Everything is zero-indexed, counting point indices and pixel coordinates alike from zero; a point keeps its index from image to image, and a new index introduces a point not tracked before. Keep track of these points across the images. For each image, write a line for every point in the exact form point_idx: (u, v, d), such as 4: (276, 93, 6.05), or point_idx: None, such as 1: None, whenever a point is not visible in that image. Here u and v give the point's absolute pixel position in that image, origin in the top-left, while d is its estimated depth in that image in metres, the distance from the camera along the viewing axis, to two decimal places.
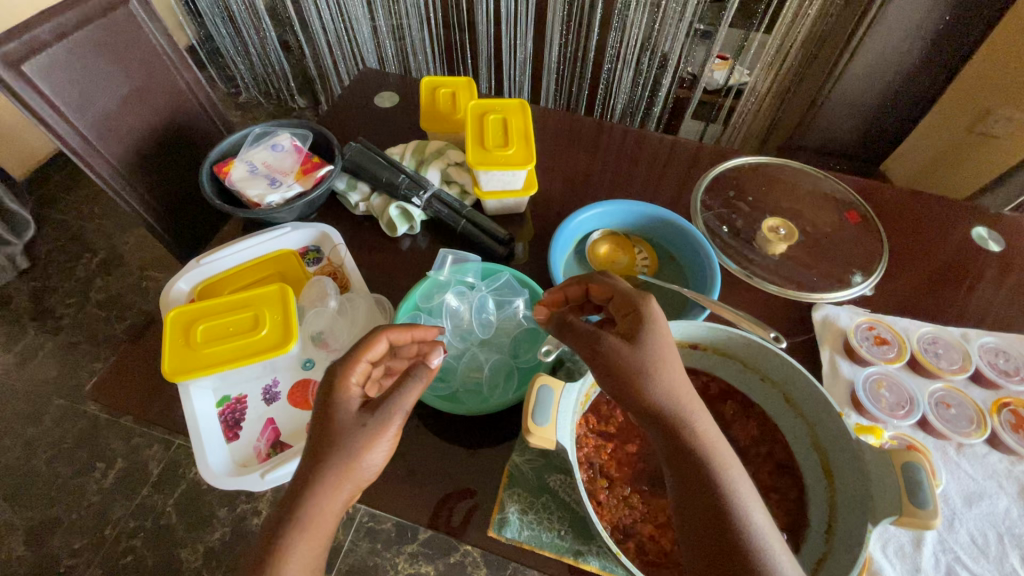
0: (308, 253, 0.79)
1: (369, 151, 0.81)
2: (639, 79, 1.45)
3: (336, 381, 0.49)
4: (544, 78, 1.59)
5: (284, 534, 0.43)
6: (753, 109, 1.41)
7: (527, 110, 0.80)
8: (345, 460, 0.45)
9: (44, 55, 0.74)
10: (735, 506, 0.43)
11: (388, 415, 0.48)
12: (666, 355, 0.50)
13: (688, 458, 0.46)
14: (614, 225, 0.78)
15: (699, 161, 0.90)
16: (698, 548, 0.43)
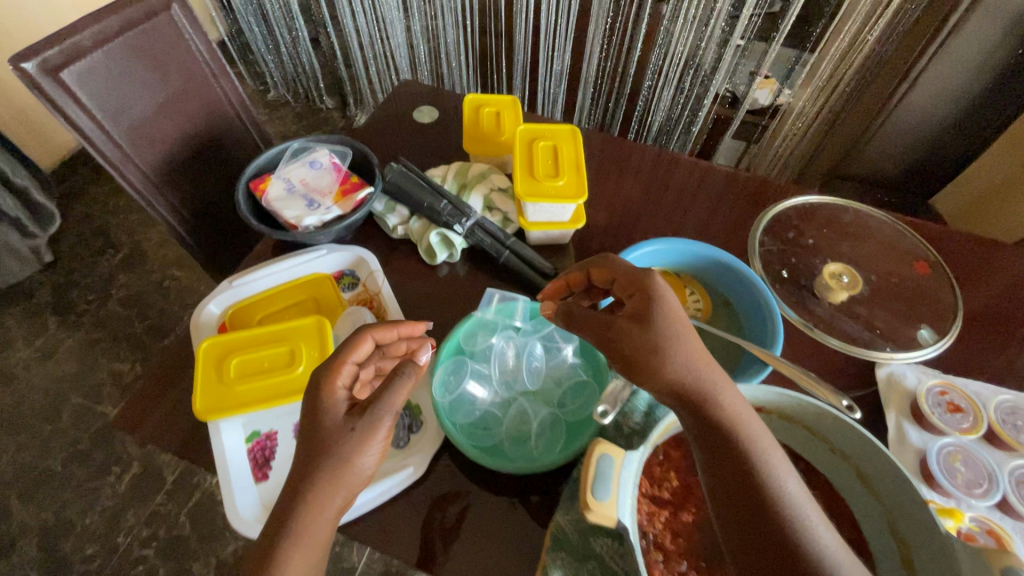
0: (343, 277, 0.76)
1: (409, 173, 0.78)
2: (679, 98, 1.40)
3: (324, 382, 0.51)
4: (581, 91, 1.55)
5: (287, 532, 0.46)
6: (799, 134, 1.37)
7: (578, 137, 0.78)
8: (337, 462, 0.47)
9: (82, 63, 0.71)
10: (765, 477, 0.44)
11: (373, 417, 0.49)
12: (680, 330, 0.51)
13: (716, 431, 0.46)
14: (666, 264, 0.74)
15: (755, 196, 0.85)
16: (732, 520, 0.43)
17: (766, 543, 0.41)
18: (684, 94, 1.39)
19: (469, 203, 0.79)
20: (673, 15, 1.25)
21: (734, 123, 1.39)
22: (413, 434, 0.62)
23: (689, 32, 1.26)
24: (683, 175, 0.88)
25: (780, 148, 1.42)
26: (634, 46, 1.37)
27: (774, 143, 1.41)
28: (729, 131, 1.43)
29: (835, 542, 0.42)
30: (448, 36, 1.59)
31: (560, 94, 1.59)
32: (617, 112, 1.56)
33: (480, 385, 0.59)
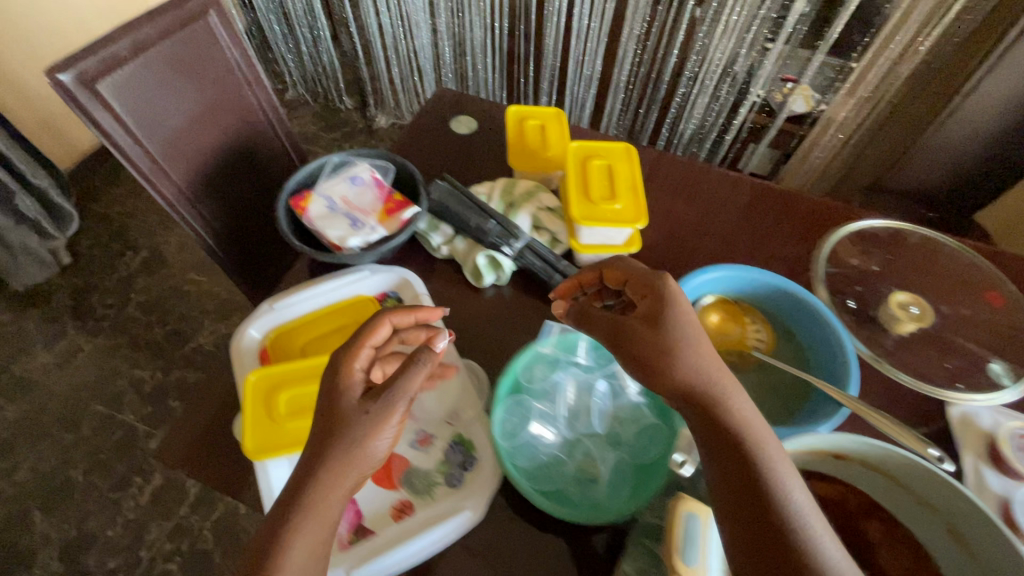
0: (387, 299, 0.72)
1: (457, 191, 0.74)
2: (714, 105, 1.37)
3: (342, 363, 0.51)
4: (610, 97, 1.51)
5: (293, 514, 0.44)
6: (835, 146, 1.35)
7: (633, 156, 0.73)
8: (349, 443, 0.46)
9: (119, 74, 0.68)
10: (771, 481, 0.42)
11: (387, 399, 0.48)
12: (692, 333, 0.50)
13: (722, 434, 0.45)
14: (726, 291, 0.71)
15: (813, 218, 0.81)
16: (737, 524, 0.42)
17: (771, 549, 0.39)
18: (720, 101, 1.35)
19: (517, 222, 0.76)
20: (712, 21, 1.22)
21: (771, 131, 1.35)
22: (468, 471, 0.59)
23: (728, 39, 1.23)
24: (735, 194, 0.84)
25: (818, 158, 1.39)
26: (669, 53, 1.34)
27: (814, 152, 1.38)
28: (765, 139, 1.39)
29: (841, 555, 0.40)
30: (475, 39, 1.56)
31: (589, 100, 1.55)
32: (648, 119, 1.51)
33: (545, 425, 0.56)
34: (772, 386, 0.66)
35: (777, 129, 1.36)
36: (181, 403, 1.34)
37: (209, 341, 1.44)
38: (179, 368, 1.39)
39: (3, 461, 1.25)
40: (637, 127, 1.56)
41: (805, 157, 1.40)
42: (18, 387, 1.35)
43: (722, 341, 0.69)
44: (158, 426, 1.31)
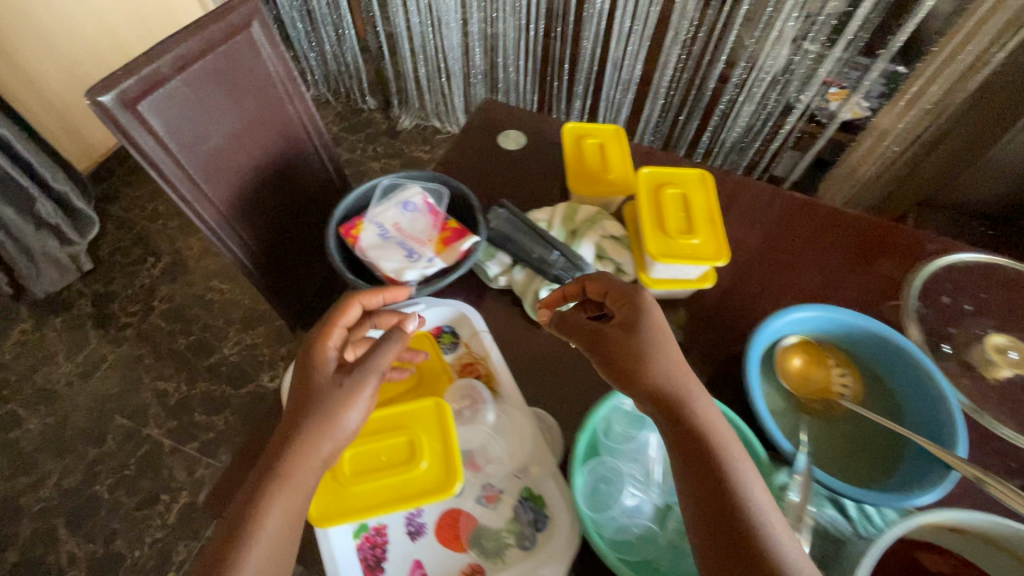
0: (443, 334, 0.68)
1: (519, 218, 0.70)
2: (761, 113, 1.31)
3: (315, 344, 0.54)
4: (649, 103, 1.45)
5: (269, 481, 0.46)
6: (891, 158, 1.29)
7: (709, 183, 0.68)
8: (325, 415, 0.49)
9: (160, 92, 0.64)
10: (739, 488, 0.44)
11: (362, 373, 0.51)
12: (665, 340, 0.51)
13: (694, 442, 0.46)
14: (808, 331, 0.66)
15: (898, 246, 0.75)
16: (709, 531, 0.43)
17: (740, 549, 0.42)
18: (768, 108, 1.29)
19: (580, 251, 0.71)
20: (767, 27, 1.15)
21: (820, 141, 1.30)
22: (540, 532, 0.54)
23: (783, 46, 1.16)
24: (810, 218, 0.77)
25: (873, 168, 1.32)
26: (715, 61, 1.27)
27: (866, 162, 1.32)
28: (812, 150, 1.35)
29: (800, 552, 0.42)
30: (508, 40, 1.50)
31: (625, 105, 1.48)
32: (688, 126, 1.45)
33: (631, 489, 0.51)
34: (859, 437, 0.62)
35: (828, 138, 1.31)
36: (206, 417, 1.31)
37: (234, 352, 1.40)
38: (204, 380, 1.36)
39: (27, 476, 1.23)
40: (676, 134, 1.50)
41: (854, 166, 1.35)
42: (41, 399, 1.32)
43: (805, 388, 0.64)
44: (184, 440, 1.28)
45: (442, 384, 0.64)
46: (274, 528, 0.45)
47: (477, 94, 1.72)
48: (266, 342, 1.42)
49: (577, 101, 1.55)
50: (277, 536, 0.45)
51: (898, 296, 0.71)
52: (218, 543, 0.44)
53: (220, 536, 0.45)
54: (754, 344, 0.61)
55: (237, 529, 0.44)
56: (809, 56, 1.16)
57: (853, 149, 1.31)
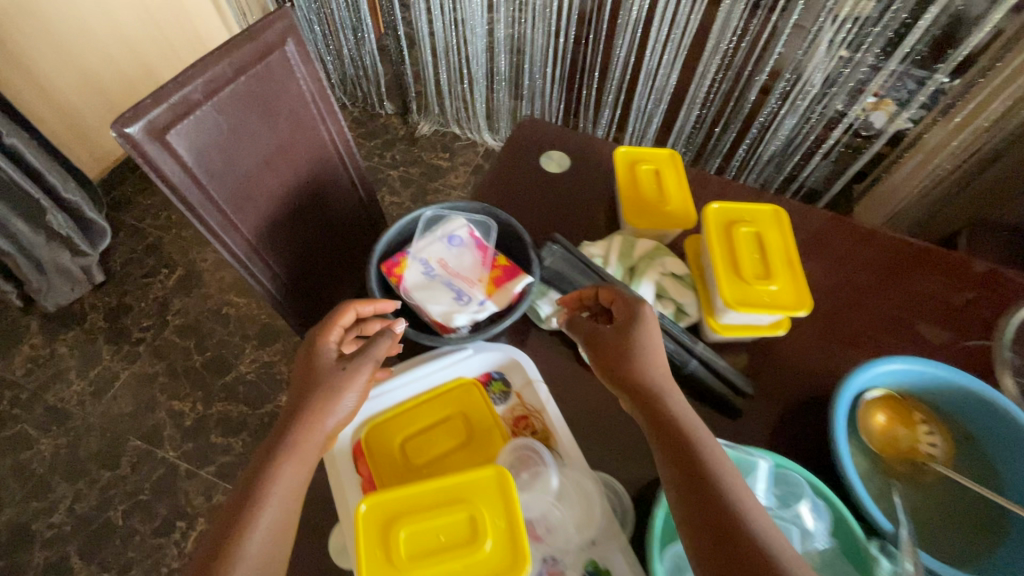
0: (492, 382, 0.63)
1: (576, 255, 0.65)
2: (803, 127, 1.24)
3: (316, 335, 0.57)
4: (682, 112, 1.38)
5: (279, 449, 0.50)
6: (944, 173, 1.20)
7: (784, 221, 0.62)
8: (327, 395, 0.53)
9: (191, 120, 0.59)
10: (716, 477, 0.47)
11: (361, 360, 0.55)
12: (658, 347, 0.55)
13: (673, 435, 0.50)
14: (893, 385, 0.60)
15: (967, 279, 0.74)
16: (695, 523, 0.45)
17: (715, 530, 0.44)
18: (811, 123, 1.23)
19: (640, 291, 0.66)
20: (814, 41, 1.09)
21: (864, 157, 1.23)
22: None
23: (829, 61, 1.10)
24: (874, 250, 0.76)
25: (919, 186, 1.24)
26: (757, 73, 1.20)
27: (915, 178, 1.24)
28: (853, 167, 1.28)
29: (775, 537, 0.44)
30: (535, 46, 1.44)
31: (657, 115, 1.42)
32: (723, 140, 1.39)
33: None
34: (950, 505, 0.57)
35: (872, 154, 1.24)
36: (222, 439, 1.26)
37: (250, 370, 1.35)
38: (220, 400, 1.31)
39: (40, 499, 1.19)
40: (710, 145, 1.42)
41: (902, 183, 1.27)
42: (53, 418, 1.28)
43: (891, 446, 0.59)
44: (200, 464, 1.23)
45: (495, 440, 0.59)
46: (280, 492, 0.48)
47: (501, 101, 1.66)
48: (283, 360, 1.37)
49: (606, 111, 1.49)
50: (281, 500, 0.48)
51: (970, 333, 0.69)
52: (230, 505, 0.48)
53: (232, 500, 0.49)
54: (840, 401, 0.56)
55: (248, 492, 0.48)
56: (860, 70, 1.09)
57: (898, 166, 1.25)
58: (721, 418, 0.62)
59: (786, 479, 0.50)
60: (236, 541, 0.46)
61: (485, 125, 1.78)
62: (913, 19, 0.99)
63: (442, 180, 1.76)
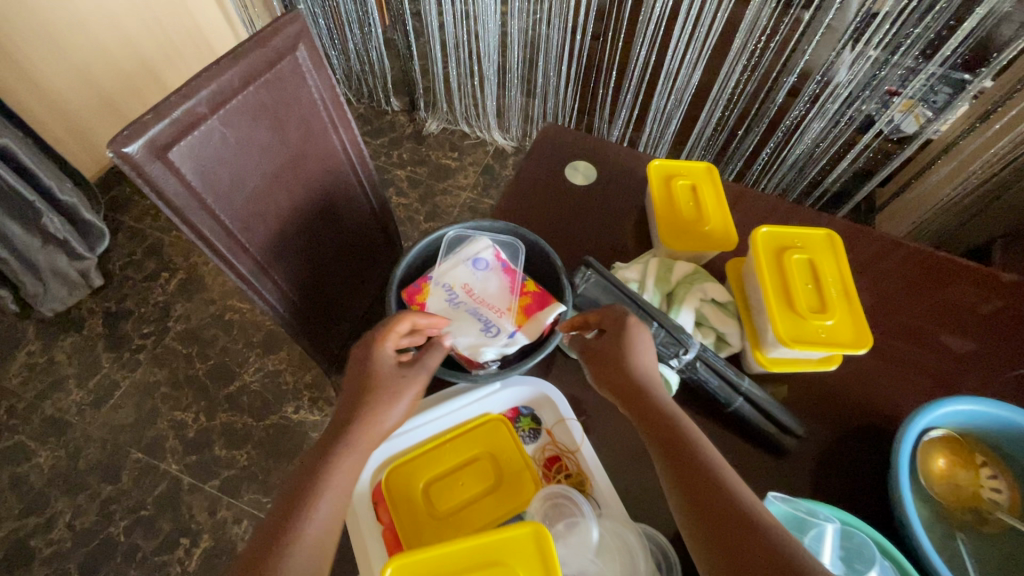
0: (521, 418, 0.60)
1: (613, 281, 0.60)
2: (832, 131, 1.10)
3: (374, 337, 0.54)
4: (705, 111, 1.25)
5: (333, 454, 0.48)
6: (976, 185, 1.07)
7: (839, 247, 0.59)
8: (386, 401, 0.51)
9: (195, 135, 0.54)
10: (717, 474, 0.45)
11: (420, 368, 0.54)
12: (651, 355, 0.54)
13: (670, 437, 0.48)
14: (950, 424, 0.56)
15: (1005, 299, 0.72)
16: (705, 528, 0.43)
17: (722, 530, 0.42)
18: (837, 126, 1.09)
19: (679, 320, 0.61)
20: (849, 41, 0.97)
21: (894, 162, 1.10)
22: None
23: (865, 63, 0.97)
24: (909, 269, 0.74)
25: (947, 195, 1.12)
26: (787, 73, 1.09)
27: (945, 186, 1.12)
28: (881, 174, 1.14)
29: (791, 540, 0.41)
30: (551, 43, 1.37)
31: (676, 117, 1.30)
32: (744, 143, 1.27)
33: None
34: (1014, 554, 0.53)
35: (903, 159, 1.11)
36: (227, 452, 1.22)
37: (255, 379, 1.31)
38: (224, 411, 1.27)
39: (39, 515, 1.15)
40: (732, 148, 1.31)
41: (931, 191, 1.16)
42: (51, 429, 1.24)
43: (952, 492, 0.55)
44: (203, 478, 1.19)
45: (526, 483, 0.55)
46: (334, 498, 0.46)
47: (513, 99, 1.60)
48: (289, 369, 1.32)
49: (623, 111, 1.40)
50: (335, 507, 0.46)
51: (1016, 363, 0.67)
52: (277, 518, 0.44)
53: (277, 512, 0.45)
54: (903, 448, 0.52)
55: (300, 497, 0.45)
56: (897, 72, 0.96)
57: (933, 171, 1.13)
58: (765, 455, 0.58)
59: (851, 539, 0.46)
60: (284, 558, 0.42)
61: (494, 123, 1.71)
62: (959, 18, 0.86)
63: (450, 180, 1.70)
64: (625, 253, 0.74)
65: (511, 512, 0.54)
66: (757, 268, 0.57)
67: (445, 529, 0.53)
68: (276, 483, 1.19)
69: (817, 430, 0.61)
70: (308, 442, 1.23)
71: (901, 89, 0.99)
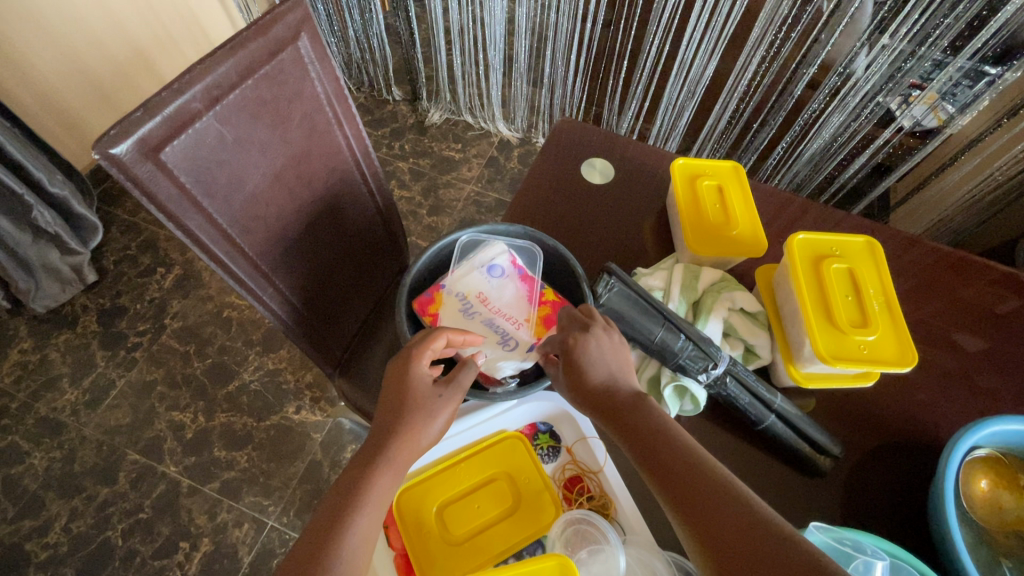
0: (539, 435, 0.57)
1: (636, 291, 0.55)
2: (850, 125, 1.01)
3: (412, 352, 0.50)
4: (719, 102, 1.16)
5: (364, 479, 0.44)
6: (994, 184, 0.95)
7: (880, 259, 0.60)
8: (422, 423, 0.48)
9: (189, 134, 0.50)
10: (699, 471, 0.43)
11: (456, 388, 0.50)
12: (616, 365, 0.50)
13: (647, 440, 0.46)
14: (990, 443, 0.53)
15: None
16: (706, 549, 0.40)
17: (712, 527, 0.40)
18: (856, 121, 1.00)
19: (707, 331, 0.58)
20: (872, 34, 0.89)
21: (916, 159, 0.99)
22: None
23: (887, 56, 0.89)
24: (943, 273, 0.70)
25: (969, 193, 0.98)
26: (804, 65, 1.00)
27: (963, 186, 0.98)
28: (898, 172, 1.04)
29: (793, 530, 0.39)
30: (560, 30, 1.32)
31: (689, 109, 1.23)
32: (758, 137, 1.17)
33: None
34: None
35: (924, 156, 1.00)
36: (226, 454, 1.19)
37: (255, 379, 1.27)
38: (223, 411, 1.24)
39: (34, 518, 1.12)
40: (745, 142, 1.20)
41: (947, 192, 1.01)
42: (46, 430, 1.20)
43: (994, 515, 0.52)
44: (203, 480, 1.16)
45: (546, 506, 0.53)
46: (368, 526, 0.43)
47: (518, 89, 1.55)
48: (290, 368, 1.29)
49: (633, 103, 1.34)
50: (369, 537, 0.43)
51: None
52: (306, 550, 0.41)
53: (306, 543, 0.42)
54: (946, 472, 0.49)
55: (333, 524, 0.42)
56: (923, 65, 0.88)
57: (949, 172, 0.98)
58: (793, 474, 0.56)
59: None
60: None
61: (499, 114, 1.66)
62: (992, 8, 0.78)
63: (454, 173, 1.65)
64: (645, 256, 0.70)
65: (530, 536, 0.52)
66: (797, 277, 0.57)
67: (461, 556, 0.51)
68: (278, 486, 1.16)
69: (848, 446, 0.58)
70: (310, 443, 1.20)
71: (926, 82, 0.90)
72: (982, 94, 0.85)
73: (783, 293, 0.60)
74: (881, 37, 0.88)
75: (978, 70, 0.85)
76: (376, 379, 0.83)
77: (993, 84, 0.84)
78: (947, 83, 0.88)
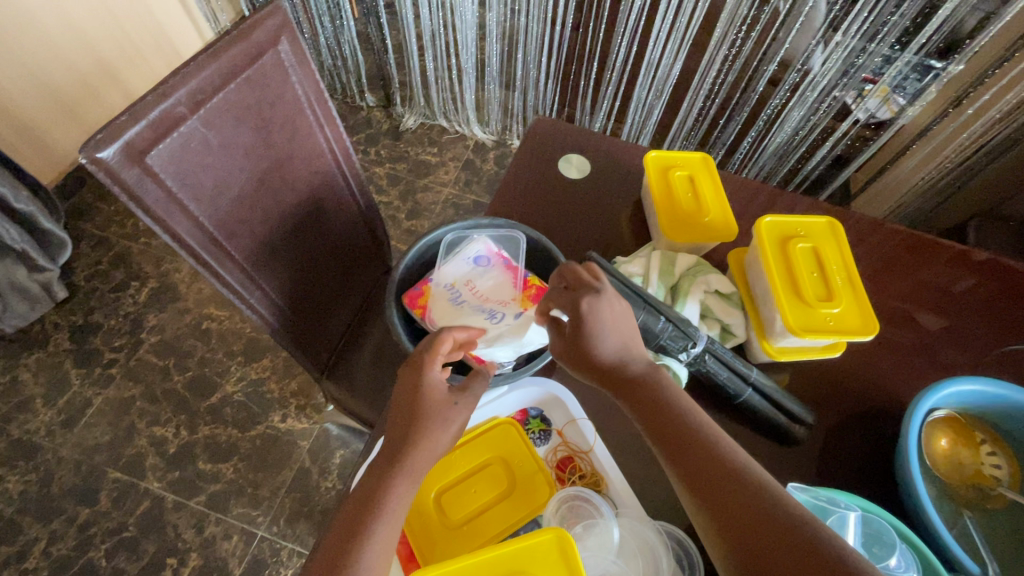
0: (530, 420, 0.60)
1: (618, 277, 0.58)
2: (811, 119, 1.06)
3: (424, 360, 0.51)
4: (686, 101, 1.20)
5: (381, 488, 0.45)
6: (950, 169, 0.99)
7: (840, 235, 0.64)
8: (436, 431, 0.48)
9: (172, 138, 0.50)
10: (698, 435, 0.45)
11: (469, 394, 0.50)
12: (625, 335, 0.51)
13: (651, 411, 0.48)
14: (948, 404, 0.57)
15: (991, 279, 0.73)
16: (701, 506, 0.43)
17: (710, 486, 0.43)
18: (816, 115, 1.05)
19: (685, 313, 0.61)
20: (825, 32, 0.94)
21: (872, 150, 1.04)
22: None
23: (841, 53, 0.94)
24: (901, 254, 0.75)
25: (922, 180, 1.03)
26: (764, 63, 1.04)
27: (917, 174, 1.03)
28: (855, 164, 1.09)
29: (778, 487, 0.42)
30: (530, 34, 1.34)
31: (658, 107, 1.27)
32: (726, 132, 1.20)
33: None
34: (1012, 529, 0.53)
35: (880, 146, 1.05)
36: (211, 466, 1.17)
37: (238, 390, 1.26)
38: (206, 423, 1.22)
39: (11, 544, 1.09)
40: (713, 138, 1.24)
41: (902, 180, 1.06)
42: (18, 453, 1.17)
43: (955, 470, 0.56)
44: (188, 495, 1.14)
45: (541, 486, 0.55)
46: (389, 532, 0.43)
47: (491, 92, 1.57)
48: (273, 377, 1.28)
49: (604, 103, 1.37)
50: (388, 545, 0.43)
51: (1005, 340, 0.68)
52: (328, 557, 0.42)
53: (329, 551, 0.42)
54: (910, 437, 0.52)
55: (353, 533, 0.42)
56: (874, 60, 0.93)
57: (907, 158, 1.03)
58: (772, 446, 0.59)
59: (870, 525, 0.48)
60: None
61: (474, 118, 1.68)
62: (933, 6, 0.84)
63: (431, 177, 1.66)
64: (625, 247, 0.73)
65: (526, 517, 0.54)
66: (762, 257, 0.61)
67: (461, 539, 0.53)
68: (267, 496, 1.15)
69: (819, 417, 0.61)
70: (297, 451, 1.19)
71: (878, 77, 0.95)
72: (928, 86, 0.91)
73: (754, 275, 0.64)
74: (833, 35, 0.93)
75: (925, 64, 0.90)
76: (365, 380, 0.83)
77: (938, 76, 0.89)
78: (897, 76, 0.93)
